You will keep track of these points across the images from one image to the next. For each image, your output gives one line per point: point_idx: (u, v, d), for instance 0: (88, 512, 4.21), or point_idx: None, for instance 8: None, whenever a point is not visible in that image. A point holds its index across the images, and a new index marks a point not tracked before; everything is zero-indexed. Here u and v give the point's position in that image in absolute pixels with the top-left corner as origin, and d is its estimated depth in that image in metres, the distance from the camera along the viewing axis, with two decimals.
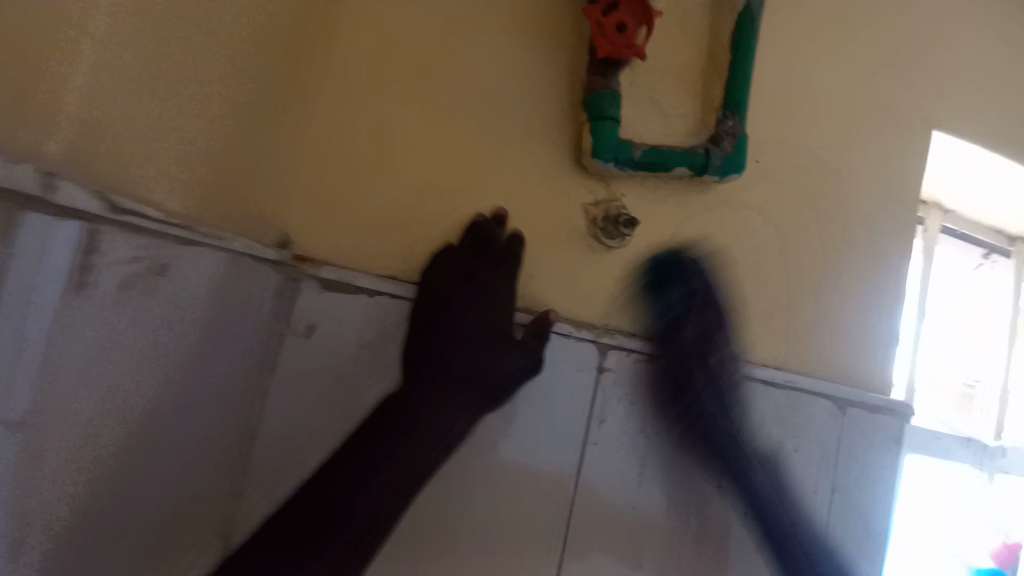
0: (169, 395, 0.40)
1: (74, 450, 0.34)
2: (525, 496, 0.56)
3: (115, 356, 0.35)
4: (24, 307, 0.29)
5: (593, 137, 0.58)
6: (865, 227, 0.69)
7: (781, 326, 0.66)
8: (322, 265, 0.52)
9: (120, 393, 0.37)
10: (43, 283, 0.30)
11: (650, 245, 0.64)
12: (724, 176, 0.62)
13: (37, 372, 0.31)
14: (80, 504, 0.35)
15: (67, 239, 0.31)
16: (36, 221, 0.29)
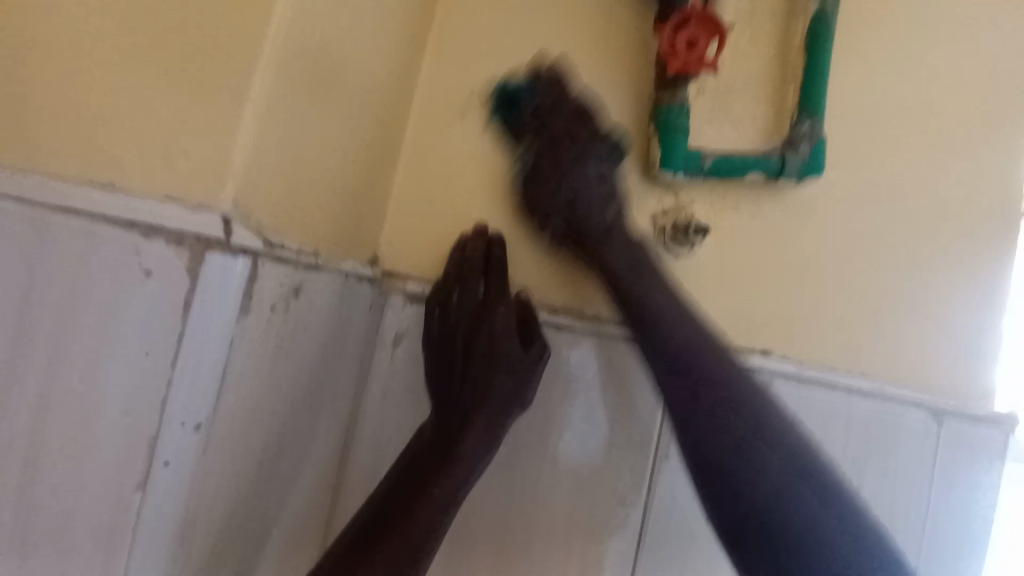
0: (298, 412, 0.41)
1: (230, 472, 0.34)
2: (598, 497, 0.57)
3: (265, 380, 0.35)
4: (197, 341, 0.29)
5: (662, 148, 0.59)
6: (962, 224, 0.64)
7: (865, 334, 0.63)
8: (408, 280, 0.58)
9: (265, 415, 0.36)
10: (213, 315, 0.29)
11: (721, 253, 0.63)
12: (801, 181, 0.61)
13: (209, 403, 0.30)
14: (231, 520, 0.35)
15: (233, 274, 0.29)
16: (215, 260, 0.29)
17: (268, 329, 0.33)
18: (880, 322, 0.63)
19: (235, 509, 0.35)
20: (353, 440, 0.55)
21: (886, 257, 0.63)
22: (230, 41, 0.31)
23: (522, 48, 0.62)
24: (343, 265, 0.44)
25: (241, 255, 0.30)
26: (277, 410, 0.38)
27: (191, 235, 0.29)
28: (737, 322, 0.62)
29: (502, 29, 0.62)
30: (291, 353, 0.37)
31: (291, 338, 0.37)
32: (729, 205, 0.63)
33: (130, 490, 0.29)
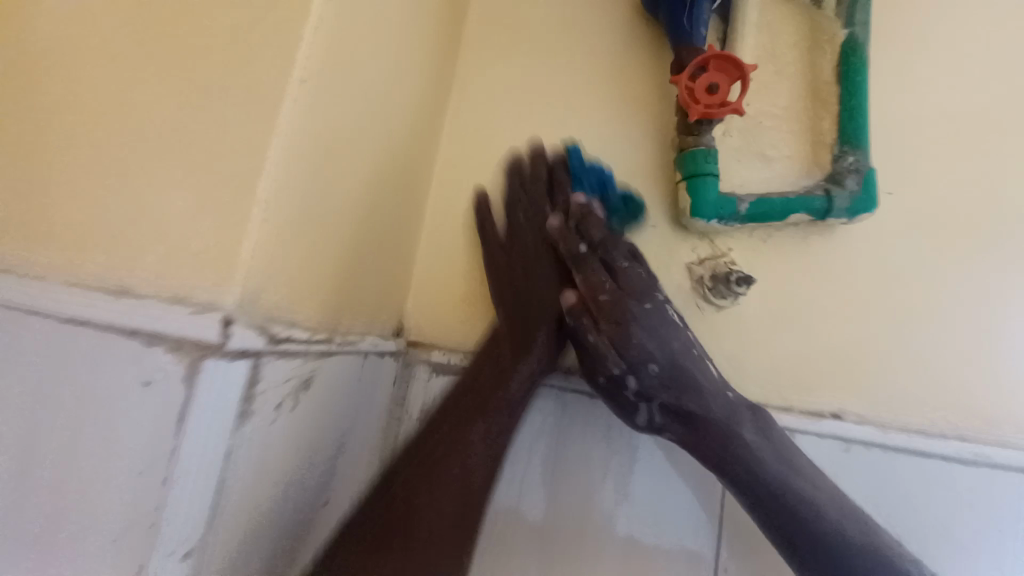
0: (312, 503, 0.39)
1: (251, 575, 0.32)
2: None
3: (278, 477, 0.33)
4: (186, 452, 0.26)
5: (690, 196, 0.56)
6: None
7: (960, 385, 0.54)
8: (433, 349, 0.56)
9: (283, 511, 0.35)
10: (205, 422, 0.26)
11: (769, 300, 0.58)
12: (854, 218, 0.55)
13: (211, 511, 0.28)
14: None
15: (235, 381, 0.26)
16: (211, 368, 0.25)
17: (276, 422, 0.31)
18: (976, 369, 0.54)
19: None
20: None
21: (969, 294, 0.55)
22: (232, 128, 0.30)
23: (540, 109, 0.62)
24: (362, 342, 0.42)
25: (243, 357, 0.26)
26: (287, 504, 0.36)
27: (180, 341, 0.25)
28: (797, 378, 0.55)
29: (519, 93, 0.63)
30: (302, 442, 0.35)
31: (303, 427, 0.35)
32: (772, 248, 0.58)
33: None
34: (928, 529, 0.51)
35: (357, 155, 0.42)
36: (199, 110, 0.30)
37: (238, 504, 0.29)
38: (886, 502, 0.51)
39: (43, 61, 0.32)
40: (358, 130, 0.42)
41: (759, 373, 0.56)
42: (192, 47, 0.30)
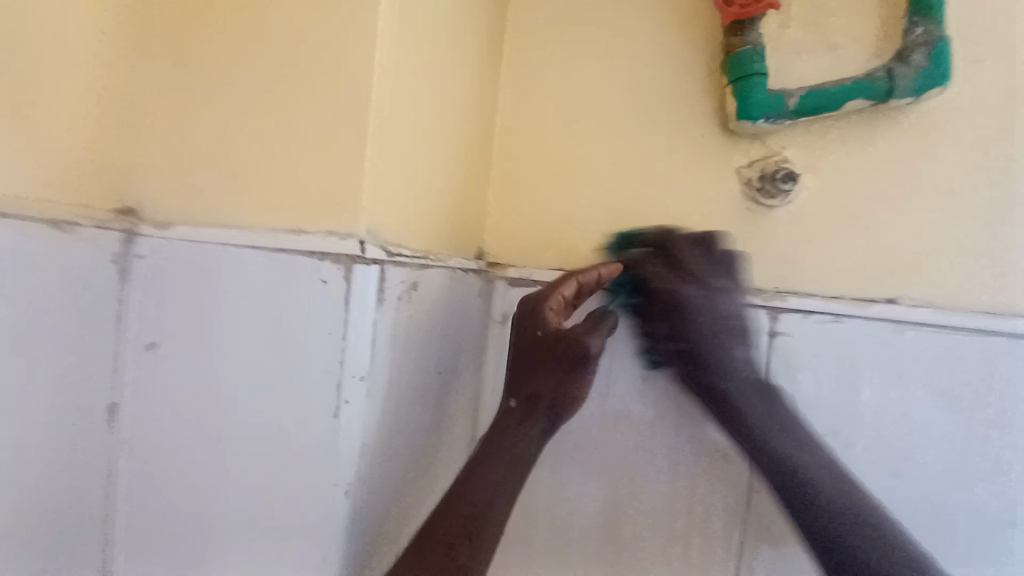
0: (425, 375, 0.52)
1: (387, 412, 0.46)
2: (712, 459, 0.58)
3: (404, 347, 0.47)
4: (347, 320, 0.41)
5: (737, 98, 0.57)
6: None
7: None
8: (508, 268, 0.67)
9: (405, 376, 0.48)
10: (360, 301, 0.41)
11: (827, 195, 0.58)
12: (922, 94, 0.52)
13: (371, 351, 0.42)
14: (387, 458, 0.47)
15: (371, 278, 0.41)
16: (360, 269, 0.41)
17: (398, 311, 0.45)
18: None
19: (397, 460, 0.49)
20: (481, 402, 0.65)
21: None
22: (345, 104, 0.42)
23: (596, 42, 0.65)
24: (448, 261, 0.55)
25: (374, 263, 0.42)
26: (409, 384, 0.49)
27: (345, 256, 0.41)
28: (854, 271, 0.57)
29: (572, 31, 0.67)
30: (417, 326, 0.49)
31: (414, 314, 0.48)
32: (832, 141, 0.57)
33: (333, 484, 0.42)
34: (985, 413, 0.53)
35: (433, 107, 0.52)
36: (317, 100, 0.43)
37: (385, 365, 0.44)
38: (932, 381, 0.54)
39: (218, 73, 0.45)
40: (431, 85, 0.52)
41: (815, 266, 0.58)
42: (315, 55, 0.43)
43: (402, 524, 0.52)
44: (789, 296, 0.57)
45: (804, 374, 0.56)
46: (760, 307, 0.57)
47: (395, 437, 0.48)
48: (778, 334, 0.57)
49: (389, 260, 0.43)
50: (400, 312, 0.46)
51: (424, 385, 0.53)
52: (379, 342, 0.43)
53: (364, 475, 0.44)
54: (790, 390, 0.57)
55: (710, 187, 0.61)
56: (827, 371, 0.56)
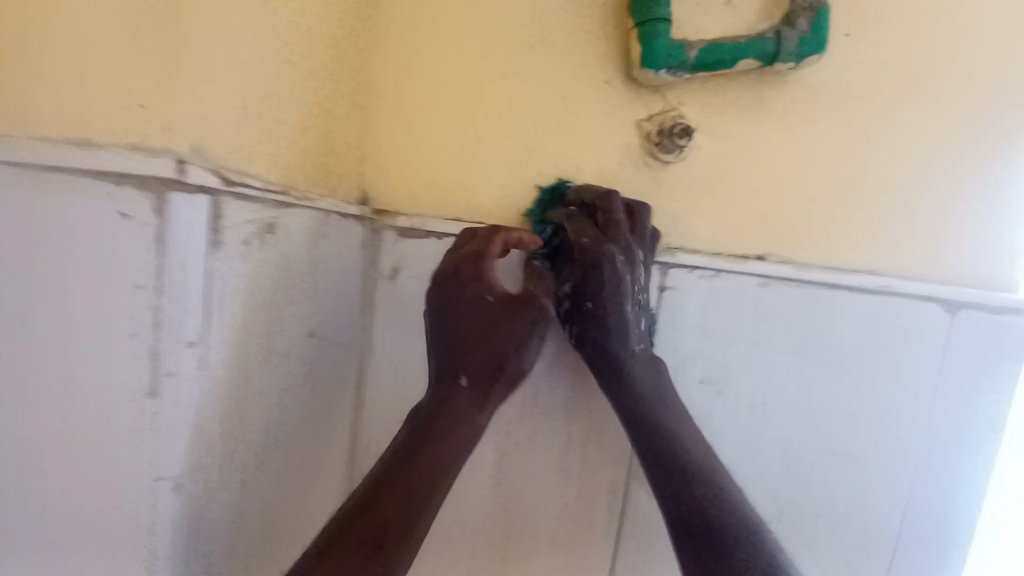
0: (288, 334, 0.45)
1: (228, 381, 0.38)
2: (598, 411, 0.59)
3: (255, 304, 0.39)
4: (164, 268, 0.31)
5: (641, 44, 0.54)
6: (982, 92, 0.59)
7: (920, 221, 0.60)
8: (397, 216, 0.59)
9: (257, 339, 0.40)
10: (182, 243, 0.32)
11: (715, 154, 0.59)
12: (802, 61, 0.54)
13: (201, 307, 0.34)
14: (228, 434, 0.39)
15: (198, 213, 0.32)
16: (179, 200, 0.31)
17: (244, 262, 0.36)
18: (942, 204, 0.60)
19: (250, 438, 0.42)
20: (367, 366, 0.59)
21: (938, 136, 0.59)
22: None
23: None
24: (321, 202, 0.47)
25: (202, 191, 0.32)
26: (266, 350, 0.42)
27: (155, 180, 0.31)
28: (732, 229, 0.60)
29: None
30: (274, 280, 0.41)
31: (270, 264, 0.39)
32: (723, 101, 0.58)
33: (154, 475, 0.34)
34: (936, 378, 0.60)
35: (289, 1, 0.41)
36: None
37: (226, 328, 0.36)
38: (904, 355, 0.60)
39: None
40: None
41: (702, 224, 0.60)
42: None
43: (262, 506, 0.45)
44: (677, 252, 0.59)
45: (682, 328, 0.60)
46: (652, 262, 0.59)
47: (246, 413, 0.41)
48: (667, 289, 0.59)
49: (225, 191, 0.34)
50: (248, 260, 0.37)
51: (291, 350, 0.45)
52: (213, 296, 0.34)
53: (197, 462, 0.36)
54: (671, 345, 0.60)
55: (611, 139, 0.59)
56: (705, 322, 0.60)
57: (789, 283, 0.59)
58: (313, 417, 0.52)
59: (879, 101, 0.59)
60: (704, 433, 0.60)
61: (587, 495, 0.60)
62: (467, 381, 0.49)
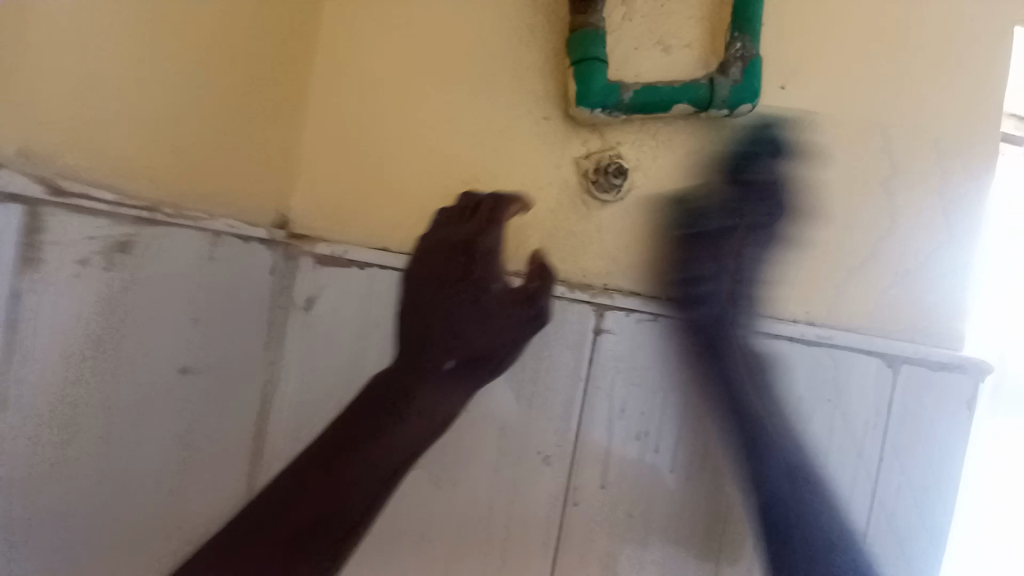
0: (153, 368, 0.41)
1: (49, 416, 0.34)
2: (525, 461, 0.55)
3: (94, 329, 0.36)
4: None
5: (576, 82, 0.53)
6: (914, 148, 0.60)
7: (901, 272, 0.59)
8: (316, 242, 0.55)
9: (100, 369, 0.37)
10: None
11: (653, 196, 0.58)
12: (736, 108, 0.54)
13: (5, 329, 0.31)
14: (52, 479, 0.35)
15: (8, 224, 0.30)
16: None
17: (80, 284, 0.35)
18: (922, 259, 0.59)
19: (94, 486, 0.38)
20: (273, 407, 0.54)
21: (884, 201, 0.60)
22: None
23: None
24: (209, 222, 0.45)
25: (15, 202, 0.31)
26: (116, 383, 0.38)
27: None
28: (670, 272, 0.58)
29: None
30: (131, 302, 0.38)
31: (123, 284, 0.37)
32: (662, 143, 0.57)
33: None
34: (933, 445, 0.58)
35: None
36: None
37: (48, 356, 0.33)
38: (880, 416, 0.58)
39: None
40: None
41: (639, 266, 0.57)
42: None
43: (106, 564, 0.41)
44: (614, 294, 0.56)
45: (617, 374, 0.56)
46: (587, 303, 0.56)
47: (86, 458, 0.37)
48: (603, 332, 0.56)
49: (52, 202, 0.32)
50: (84, 279, 0.35)
51: (158, 383, 0.42)
52: (24, 317, 0.32)
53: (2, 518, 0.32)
54: (606, 393, 0.56)
55: (548, 175, 0.57)
56: (642, 369, 0.56)
57: None
58: (196, 461, 0.48)
59: (864, 143, 0.59)
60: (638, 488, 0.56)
61: (511, 554, 0.56)
62: (451, 365, 0.55)
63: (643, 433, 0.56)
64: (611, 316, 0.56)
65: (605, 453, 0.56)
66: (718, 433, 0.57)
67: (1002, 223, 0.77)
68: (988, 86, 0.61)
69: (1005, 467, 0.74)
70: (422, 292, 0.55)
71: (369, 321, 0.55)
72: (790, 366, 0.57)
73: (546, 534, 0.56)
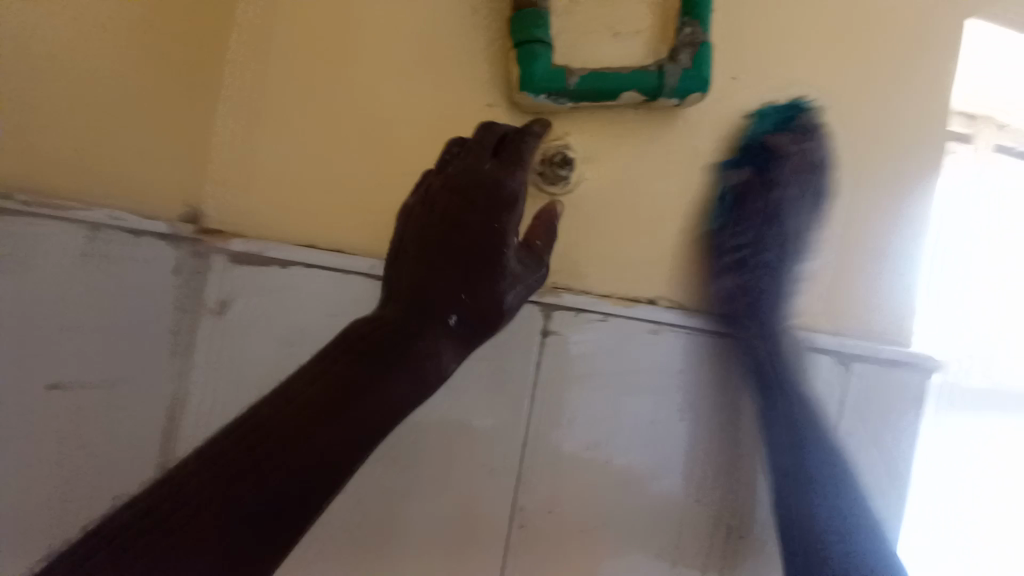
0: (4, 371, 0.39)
1: None
2: (469, 474, 0.51)
3: None
4: None
5: (518, 66, 0.50)
6: (866, 142, 0.59)
7: (859, 280, 0.59)
8: (231, 238, 0.49)
9: None
10: None
11: (603, 190, 0.54)
12: (686, 97, 0.51)
13: None
14: None
15: None
16: None
17: None
18: (870, 258, 0.59)
19: None
20: (179, 424, 0.48)
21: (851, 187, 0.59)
22: None
23: None
24: (81, 212, 0.41)
25: None
26: None
27: None
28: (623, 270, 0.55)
29: None
30: None
31: None
32: (613, 133, 0.54)
33: None
34: (892, 447, 0.58)
35: None
36: None
37: None
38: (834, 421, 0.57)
39: None
40: None
41: (591, 264, 0.54)
42: None
43: None
44: (564, 292, 0.53)
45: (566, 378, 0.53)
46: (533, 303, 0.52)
47: None
48: (551, 334, 0.52)
49: None
50: None
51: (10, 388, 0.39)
52: None
53: None
54: (556, 399, 0.53)
55: None
56: (593, 372, 0.53)
57: (676, 331, 0.55)
58: (75, 475, 0.44)
59: (828, 148, 0.58)
60: (590, 498, 0.54)
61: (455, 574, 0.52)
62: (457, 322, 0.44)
63: (593, 441, 0.54)
64: (557, 316, 0.53)
65: (555, 463, 0.53)
66: (672, 440, 0.55)
67: (940, 220, 0.79)
68: (939, 80, 0.60)
69: (943, 460, 0.76)
70: (352, 292, 0.50)
71: (292, 325, 0.50)
72: (739, 365, 0.56)
73: (493, 553, 0.52)
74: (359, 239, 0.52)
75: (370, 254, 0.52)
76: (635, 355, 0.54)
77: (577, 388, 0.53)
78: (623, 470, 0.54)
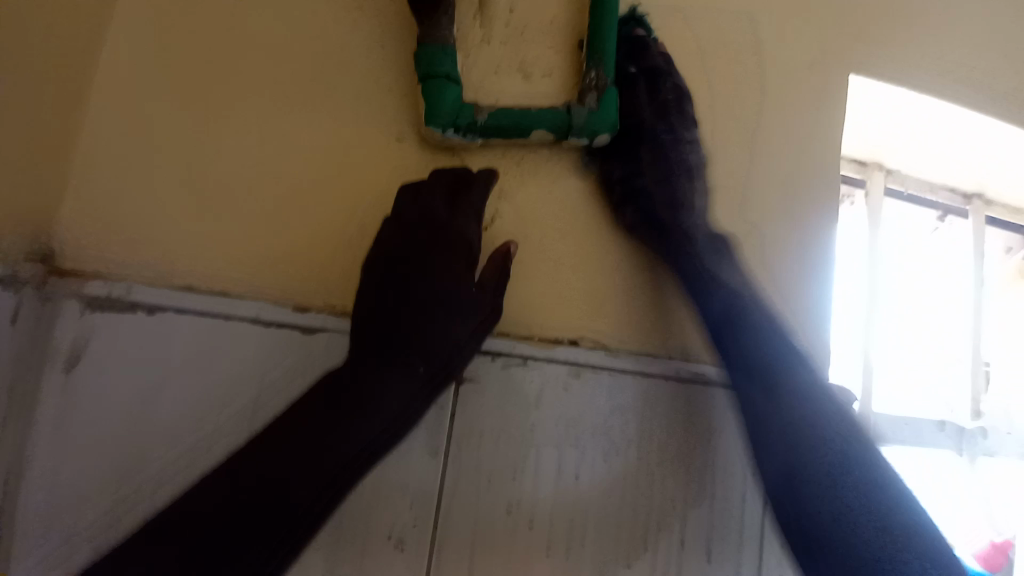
0: None
1: None
2: (373, 543, 0.45)
3: None
4: None
5: (425, 102, 0.48)
6: (775, 183, 0.62)
7: (796, 310, 0.59)
8: (88, 281, 0.43)
9: None
10: None
11: (519, 227, 0.53)
12: (595, 137, 0.52)
13: None
14: None
15: None
16: None
17: None
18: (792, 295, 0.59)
19: None
20: None
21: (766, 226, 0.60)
22: None
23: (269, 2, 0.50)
24: None
25: None
26: None
27: None
28: (544, 312, 0.53)
29: None
30: None
31: None
32: (527, 171, 0.54)
33: None
34: None
35: None
36: None
37: None
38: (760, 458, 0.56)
39: None
40: None
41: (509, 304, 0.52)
42: None
43: None
44: None
45: (483, 430, 0.49)
46: None
47: None
48: (465, 381, 0.49)
49: None
50: None
51: None
52: None
53: None
54: (472, 453, 0.48)
55: None
56: (513, 421, 0.49)
57: (602, 373, 0.52)
58: None
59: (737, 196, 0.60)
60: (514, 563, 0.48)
61: None
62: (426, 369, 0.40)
63: (516, 501, 0.49)
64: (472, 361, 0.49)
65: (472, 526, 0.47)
66: (603, 492, 0.51)
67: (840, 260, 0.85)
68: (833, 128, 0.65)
69: None
70: (236, 339, 0.44)
71: (159, 380, 0.43)
72: (670, 407, 0.54)
73: None
74: (247, 280, 0.46)
75: (260, 296, 0.46)
76: (557, 400, 0.51)
77: (495, 440, 0.49)
78: (550, 530, 0.49)
